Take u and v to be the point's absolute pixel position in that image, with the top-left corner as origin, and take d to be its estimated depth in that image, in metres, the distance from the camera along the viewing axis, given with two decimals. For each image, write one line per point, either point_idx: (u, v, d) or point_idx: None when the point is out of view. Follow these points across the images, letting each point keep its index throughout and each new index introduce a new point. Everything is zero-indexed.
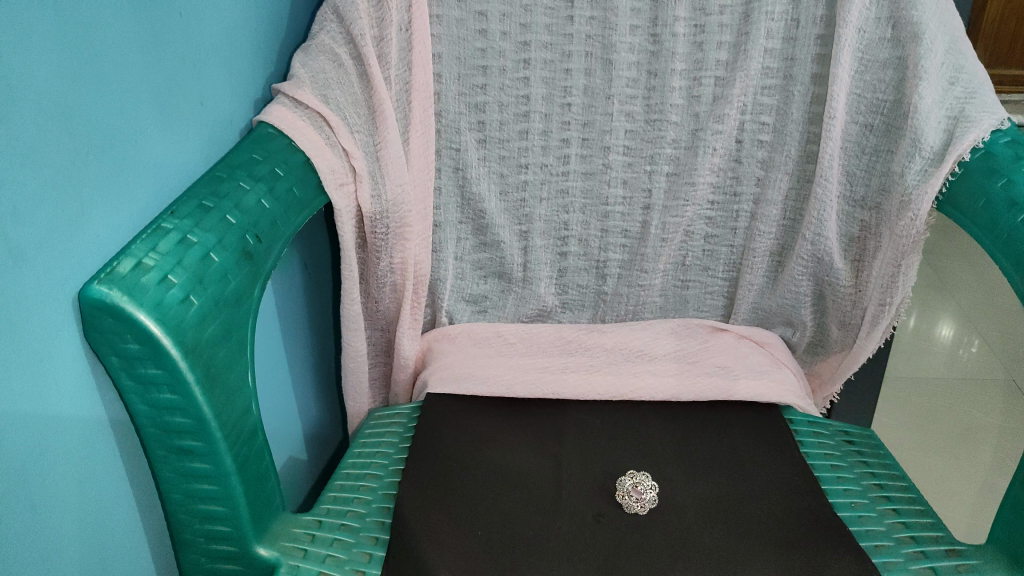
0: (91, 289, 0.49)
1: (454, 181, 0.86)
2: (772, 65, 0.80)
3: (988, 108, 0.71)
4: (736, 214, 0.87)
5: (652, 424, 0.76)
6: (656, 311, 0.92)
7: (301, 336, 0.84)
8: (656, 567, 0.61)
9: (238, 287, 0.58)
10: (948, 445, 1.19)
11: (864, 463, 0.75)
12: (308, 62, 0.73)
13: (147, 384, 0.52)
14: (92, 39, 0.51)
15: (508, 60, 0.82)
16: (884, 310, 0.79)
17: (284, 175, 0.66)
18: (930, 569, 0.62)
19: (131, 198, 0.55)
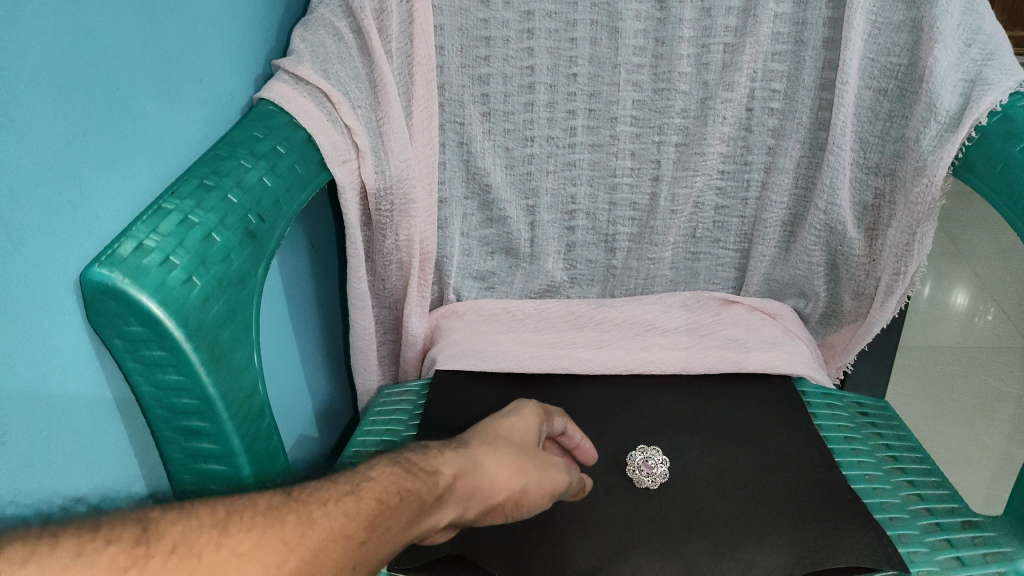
0: (92, 272, 0.48)
1: (459, 155, 0.84)
2: (783, 30, 0.78)
3: (1006, 70, 0.68)
4: (747, 183, 0.85)
5: (664, 397, 0.75)
6: (666, 284, 0.92)
7: (308, 314, 0.83)
8: (669, 540, 0.61)
9: (241, 267, 0.57)
10: (965, 414, 1.18)
11: (878, 435, 0.74)
12: (306, 37, 0.72)
13: (151, 365, 0.51)
14: (89, 19, 0.50)
15: (511, 31, 0.80)
16: (898, 279, 0.78)
17: (286, 152, 0.64)
18: (946, 541, 0.61)
19: (131, 179, 0.54)
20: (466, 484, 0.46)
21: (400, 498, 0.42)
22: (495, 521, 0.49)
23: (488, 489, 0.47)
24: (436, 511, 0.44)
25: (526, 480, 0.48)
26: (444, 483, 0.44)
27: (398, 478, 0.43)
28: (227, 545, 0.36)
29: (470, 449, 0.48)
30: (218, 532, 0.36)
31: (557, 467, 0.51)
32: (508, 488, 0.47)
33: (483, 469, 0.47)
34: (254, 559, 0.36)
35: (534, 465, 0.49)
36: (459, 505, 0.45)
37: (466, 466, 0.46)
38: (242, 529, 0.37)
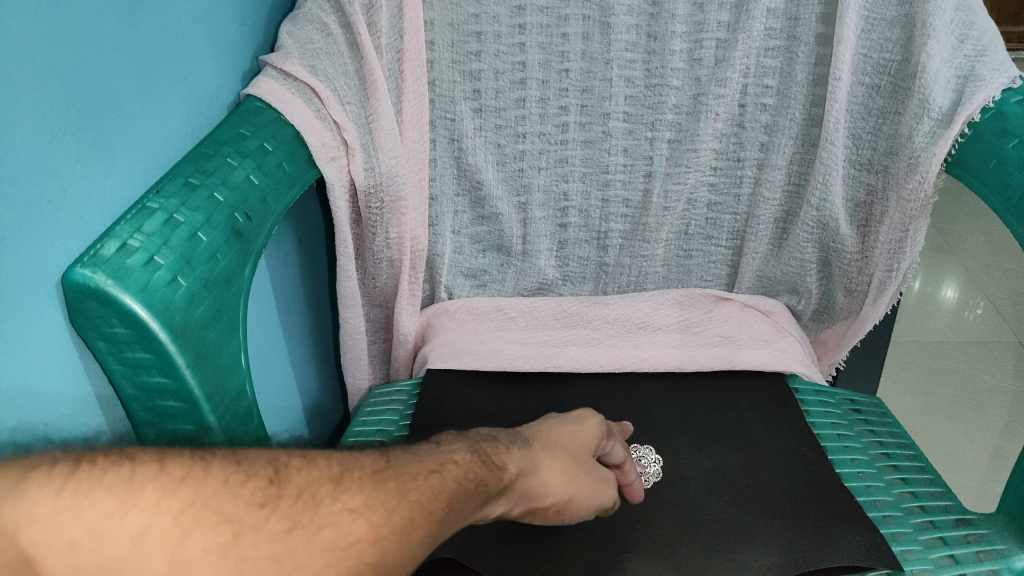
0: (74, 273, 0.47)
1: (449, 152, 0.84)
2: (775, 25, 0.77)
3: (1000, 66, 0.68)
4: (740, 179, 0.85)
5: (656, 395, 0.75)
6: (659, 282, 0.91)
7: (298, 312, 0.83)
8: (663, 539, 0.61)
9: (227, 266, 0.56)
10: (957, 409, 1.19)
11: (871, 432, 0.74)
12: (294, 32, 0.71)
13: (135, 367, 0.50)
14: (70, 14, 0.49)
15: (502, 26, 0.79)
16: (891, 276, 0.78)
17: (274, 150, 0.63)
18: (940, 539, 0.61)
19: (115, 177, 0.53)
20: (526, 484, 0.48)
21: (478, 487, 0.44)
22: (537, 520, 0.51)
23: (542, 490, 0.49)
24: (499, 503, 0.46)
25: (576, 488, 0.51)
26: (510, 481, 0.47)
27: (475, 469, 0.45)
28: (340, 500, 0.39)
29: (534, 450, 0.50)
30: (333, 485, 0.40)
31: (604, 486, 0.53)
32: (559, 492, 0.50)
33: (542, 472, 0.49)
34: (360, 517, 0.38)
35: (585, 478, 0.52)
36: (516, 501, 0.48)
37: (529, 466, 0.48)
38: (353, 487, 0.40)
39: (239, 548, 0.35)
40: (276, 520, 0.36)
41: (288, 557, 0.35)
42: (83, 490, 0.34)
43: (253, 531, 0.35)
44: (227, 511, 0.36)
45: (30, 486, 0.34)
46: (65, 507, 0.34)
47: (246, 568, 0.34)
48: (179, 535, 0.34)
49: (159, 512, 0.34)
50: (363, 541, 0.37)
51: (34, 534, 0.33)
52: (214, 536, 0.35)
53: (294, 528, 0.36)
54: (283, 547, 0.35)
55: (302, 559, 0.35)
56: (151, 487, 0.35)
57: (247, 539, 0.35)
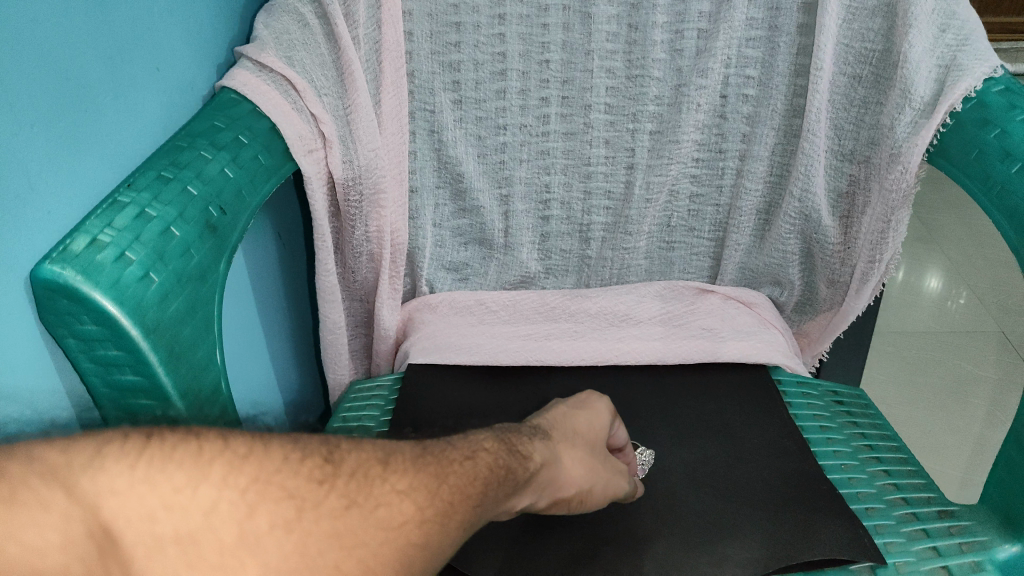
0: (42, 269, 0.46)
1: (429, 144, 0.83)
2: (756, 15, 0.77)
3: (981, 56, 0.68)
4: (721, 171, 0.85)
5: (639, 388, 0.75)
6: (641, 274, 0.91)
7: (276, 307, 0.82)
8: (645, 533, 0.60)
9: (202, 262, 0.55)
10: (940, 399, 1.19)
11: (854, 424, 0.74)
12: (270, 23, 0.70)
13: (108, 365, 0.49)
14: (38, 5, 0.47)
15: (481, 16, 0.78)
16: (874, 268, 0.77)
17: (249, 142, 0.62)
18: (922, 531, 0.61)
19: (85, 170, 0.52)
20: (551, 474, 0.48)
21: (507, 476, 0.44)
22: (558, 509, 0.51)
23: (566, 479, 0.49)
24: (526, 493, 0.46)
25: (594, 478, 0.51)
26: (537, 469, 0.47)
27: (503, 455, 0.45)
28: (387, 480, 0.40)
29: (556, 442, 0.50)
30: (382, 465, 0.41)
31: (620, 475, 0.55)
32: (579, 481, 0.50)
33: (563, 462, 0.49)
34: (408, 498, 0.39)
35: (602, 468, 0.52)
36: (543, 491, 0.48)
37: (554, 455, 0.49)
38: (400, 469, 0.41)
39: (303, 523, 0.36)
40: (334, 497, 0.38)
41: (346, 534, 0.37)
42: (157, 464, 0.34)
43: (315, 508, 0.37)
44: (290, 486, 0.37)
45: (106, 457, 0.33)
46: (141, 481, 0.33)
47: (308, 544, 0.36)
48: (249, 509, 0.35)
49: (228, 487, 0.35)
50: (411, 522, 0.38)
51: (110, 506, 0.32)
52: (279, 512, 0.36)
53: (350, 506, 0.38)
54: (342, 525, 0.37)
55: (359, 536, 0.37)
56: (220, 462, 0.36)
57: (310, 516, 0.36)
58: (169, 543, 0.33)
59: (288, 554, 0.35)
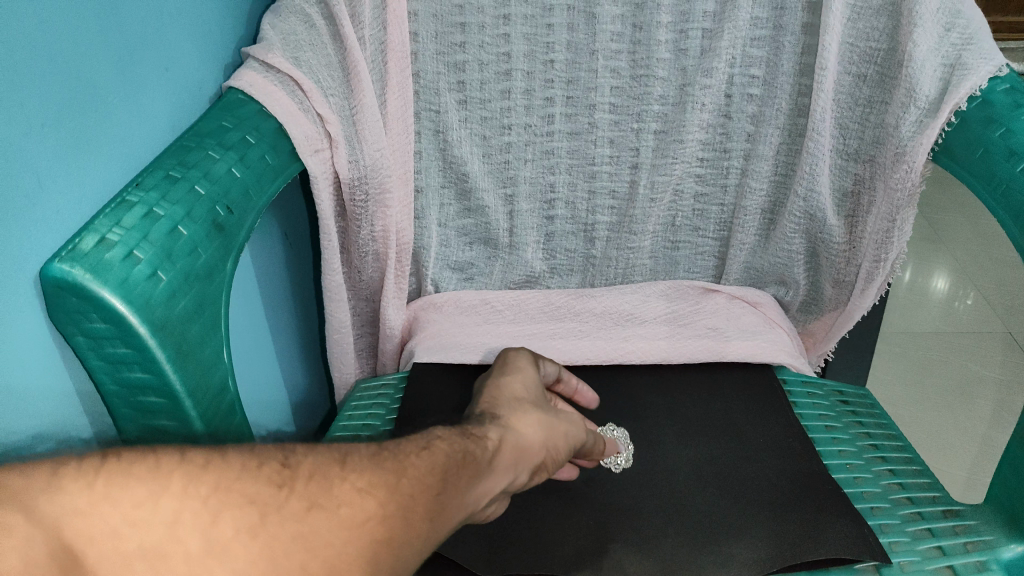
0: (52, 267, 0.47)
1: (435, 144, 0.83)
2: (761, 15, 0.77)
3: (985, 55, 0.68)
4: (726, 170, 0.85)
5: (644, 388, 0.75)
6: (646, 274, 0.91)
7: (283, 306, 0.82)
8: (650, 532, 0.60)
9: (209, 260, 0.55)
10: (946, 399, 1.19)
11: (859, 423, 0.74)
12: (277, 24, 0.70)
13: (117, 363, 0.50)
14: (47, 6, 0.48)
15: (486, 17, 0.78)
16: (879, 267, 0.77)
17: (256, 142, 0.63)
18: (928, 530, 0.61)
19: (93, 170, 0.53)
20: (513, 447, 0.48)
21: (463, 459, 0.44)
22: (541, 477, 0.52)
23: (529, 450, 0.49)
24: (494, 468, 0.46)
25: (557, 441, 0.52)
26: (494, 443, 0.47)
27: (450, 438, 0.45)
28: (349, 479, 0.40)
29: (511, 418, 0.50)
30: (341, 464, 0.41)
31: (574, 423, 0.56)
32: (545, 446, 0.51)
33: (520, 433, 0.49)
34: (369, 495, 0.39)
35: (558, 425, 0.53)
36: (513, 464, 0.47)
37: (508, 431, 0.48)
38: (359, 467, 0.41)
39: (267, 527, 0.37)
40: (295, 500, 0.38)
41: (310, 536, 0.37)
42: (115, 482, 0.36)
43: (277, 511, 0.38)
44: (250, 492, 0.38)
45: (64, 478, 0.35)
46: (99, 498, 0.35)
47: (275, 546, 0.37)
48: (211, 517, 0.36)
49: (188, 499, 0.37)
50: (372, 520, 0.39)
51: (73, 527, 0.34)
52: (242, 518, 0.37)
53: (312, 507, 0.38)
54: (305, 526, 0.38)
55: (323, 537, 0.37)
56: (176, 475, 0.37)
57: (273, 519, 0.37)
58: (136, 559, 0.35)
59: (254, 559, 0.36)
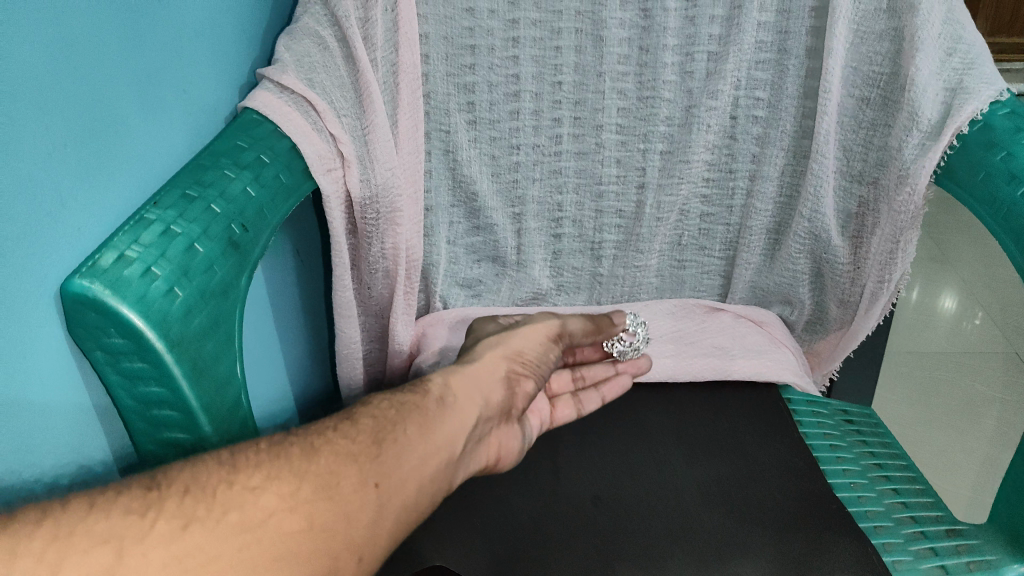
0: (73, 284, 0.48)
1: (445, 163, 0.84)
2: (766, 38, 0.78)
3: (987, 80, 0.69)
4: (732, 191, 0.86)
5: (651, 407, 0.76)
6: (653, 292, 0.92)
7: (294, 321, 0.84)
8: (656, 549, 0.61)
9: (224, 277, 0.56)
10: (952, 418, 1.19)
11: (863, 443, 0.74)
12: (291, 45, 0.71)
13: (133, 378, 0.51)
14: (70, 30, 0.50)
15: (496, 39, 0.79)
16: (882, 287, 0.78)
17: (271, 162, 0.64)
18: (931, 549, 0.62)
19: (112, 188, 0.54)
20: (451, 390, 0.63)
21: (393, 417, 0.58)
22: (529, 385, 0.68)
23: (488, 370, 0.66)
24: (436, 409, 0.60)
25: (516, 352, 0.69)
26: (429, 394, 0.62)
27: (376, 406, 0.59)
28: (236, 483, 0.47)
29: (443, 370, 0.65)
30: (223, 474, 0.47)
31: (538, 322, 0.74)
32: (510, 360, 0.68)
33: (470, 368, 0.66)
34: (262, 495, 0.47)
35: (513, 338, 0.71)
36: (456, 400, 0.62)
37: (446, 378, 0.64)
38: (242, 472, 0.48)
39: (126, 561, 0.42)
40: (164, 523, 0.44)
41: (187, 553, 0.43)
42: None
43: (135, 543, 0.42)
44: (104, 531, 0.42)
45: None
46: None
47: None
48: (54, 567, 0.40)
49: (27, 554, 0.40)
50: (278, 512, 0.47)
51: None
52: (97, 560, 0.41)
53: (186, 527, 0.44)
54: (183, 545, 0.43)
55: (206, 551, 0.44)
56: (8, 536, 0.40)
57: (130, 552, 0.42)
58: None
59: None
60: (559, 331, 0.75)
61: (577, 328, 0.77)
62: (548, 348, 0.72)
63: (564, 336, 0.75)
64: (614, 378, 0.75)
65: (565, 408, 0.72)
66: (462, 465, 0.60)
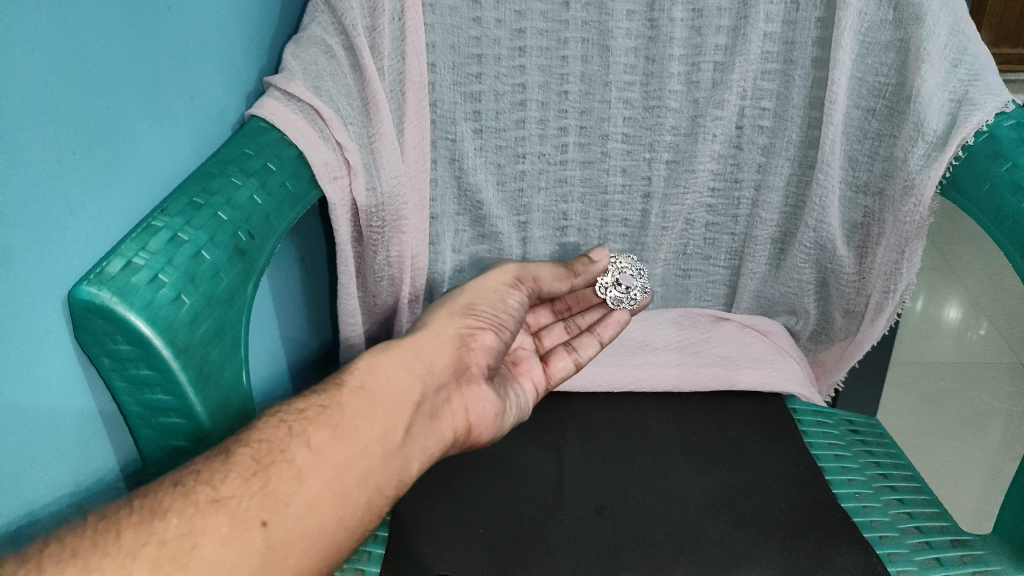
0: (80, 290, 0.48)
1: (450, 172, 0.85)
2: (772, 49, 0.78)
3: (992, 91, 0.69)
4: (737, 201, 0.86)
5: (655, 416, 0.76)
6: (657, 301, 0.93)
7: (299, 327, 0.84)
8: (660, 558, 0.60)
9: (230, 284, 0.56)
10: (956, 429, 1.19)
11: (869, 453, 0.74)
12: (298, 54, 0.71)
13: (139, 385, 0.51)
14: (79, 38, 0.50)
15: (502, 49, 0.80)
16: (888, 298, 0.78)
17: (277, 169, 0.64)
18: (936, 560, 0.61)
19: (121, 195, 0.54)
20: (369, 379, 0.62)
21: (309, 417, 0.57)
22: (484, 339, 0.70)
23: (430, 342, 0.67)
24: (355, 401, 0.59)
25: (460, 318, 0.70)
26: (348, 383, 0.61)
27: (293, 413, 0.57)
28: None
29: (365, 355, 0.64)
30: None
31: (490, 280, 0.75)
32: (460, 319, 0.70)
33: (407, 343, 0.66)
34: None
35: (455, 307, 0.71)
36: (376, 387, 0.61)
37: (374, 359, 0.63)
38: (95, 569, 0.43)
39: None
40: None
41: None
42: None
43: None
44: None
45: None
46: None
47: None
48: None
49: None
50: None
51: None
52: None
53: None
54: None
55: None
56: None
57: None
58: None
59: None
60: (514, 285, 0.75)
61: (545, 275, 0.77)
62: (504, 297, 0.74)
63: (527, 281, 0.76)
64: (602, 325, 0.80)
65: (563, 362, 0.78)
66: (417, 444, 0.61)
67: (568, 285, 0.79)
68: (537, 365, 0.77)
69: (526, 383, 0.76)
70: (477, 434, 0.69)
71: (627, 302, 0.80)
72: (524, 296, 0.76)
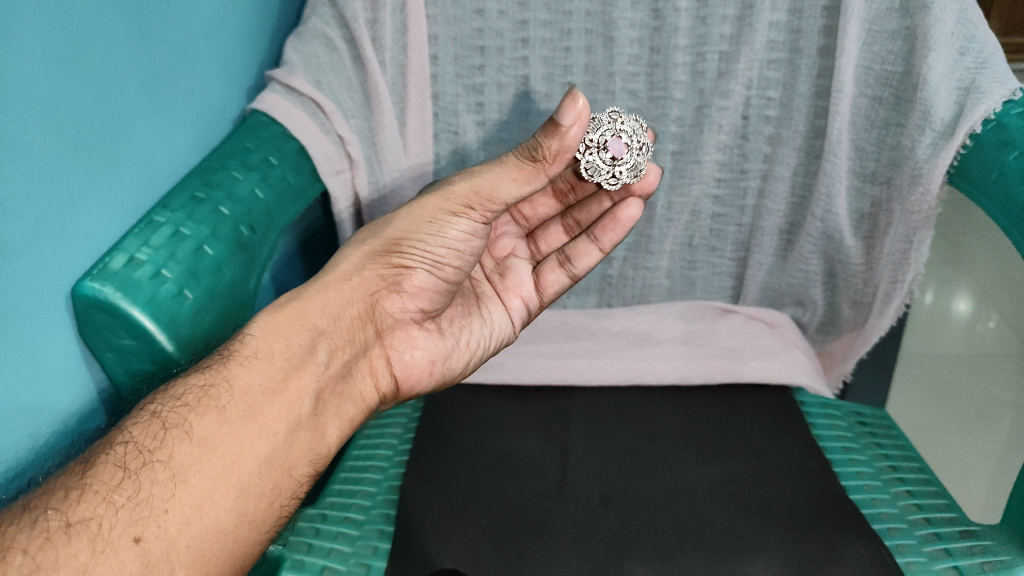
0: (83, 285, 0.48)
1: (454, 165, 0.84)
2: (777, 38, 0.77)
3: (1001, 79, 0.67)
4: (744, 191, 0.85)
5: (662, 409, 0.75)
6: (664, 293, 0.92)
7: None
8: (667, 550, 0.60)
9: (233, 278, 0.56)
10: (967, 420, 1.20)
11: (877, 444, 0.73)
12: (299, 47, 0.70)
13: (142, 379, 0.52)
14: (79, 34, 0.49)
15: (505, 40, 0.79)
16: (896, 288, 0.78)
17: (278, 163, 0.63)
18: (944, 550, 0.59)
19: (124, 190, 0.54)
20: (264, 347, 0.56)
21: (191, 404, 0.50)
22: (416, 280, 0.65)
23: (346, 289, 0.62)
24: (249, 376, 0.53)
25: (382, 262, 0.63)
26: (240, 353, 0.54)
27: (169, 399, 0.49)
28: None
29: (261, 314, 0.58)
30: None
31: (428, 201, 0.63)
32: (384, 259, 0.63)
33: (318, 295, 0.60)
34: None
35: (379, 243, 0.63)
36: (272, 359, 0.55)
37: (273, 318, 0.58)
38: None
39: None
40: None
41: None
42: None
43: None
44: None
45: None
46: None
47: None
48: None
49: None
50: None
51: None
52: None
53: None
54: None
55: None
56: None
57: None
58: None
59: None
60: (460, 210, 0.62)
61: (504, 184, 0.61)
62: (442, 230, 0.63)
63: (480, 205, 0.62)
64: (608, 222, 0.70)
65: (557, 275, 0.73)
66: (329, 411, 0.59)
67: (541, 181, 0.61)
68: (526, 278, 0.74)
69: (514, 301, 0.73)
70: (414, 387, 0.67)
71: (605, 172, 0.66)
72: (477, 223, 0.63)
